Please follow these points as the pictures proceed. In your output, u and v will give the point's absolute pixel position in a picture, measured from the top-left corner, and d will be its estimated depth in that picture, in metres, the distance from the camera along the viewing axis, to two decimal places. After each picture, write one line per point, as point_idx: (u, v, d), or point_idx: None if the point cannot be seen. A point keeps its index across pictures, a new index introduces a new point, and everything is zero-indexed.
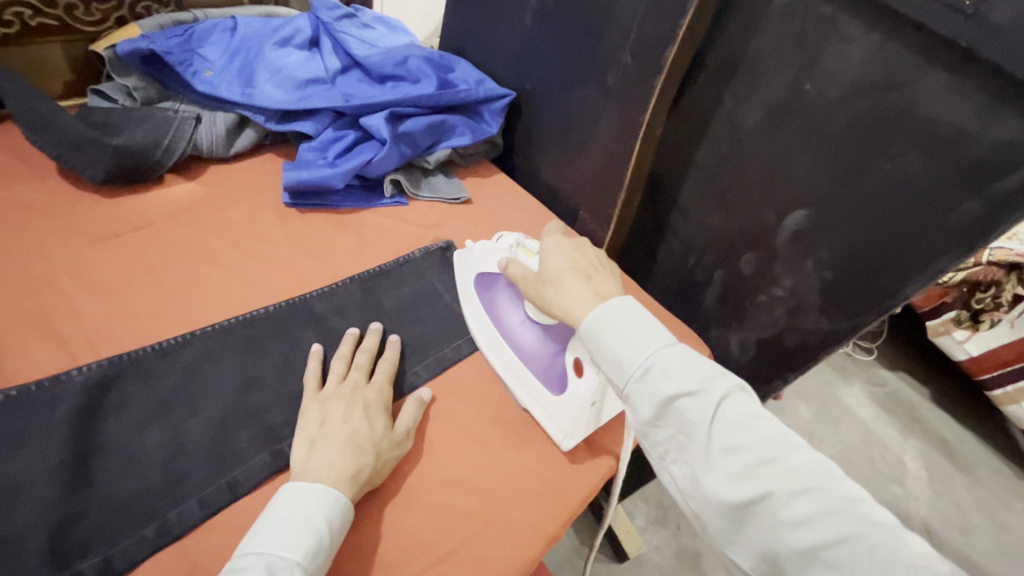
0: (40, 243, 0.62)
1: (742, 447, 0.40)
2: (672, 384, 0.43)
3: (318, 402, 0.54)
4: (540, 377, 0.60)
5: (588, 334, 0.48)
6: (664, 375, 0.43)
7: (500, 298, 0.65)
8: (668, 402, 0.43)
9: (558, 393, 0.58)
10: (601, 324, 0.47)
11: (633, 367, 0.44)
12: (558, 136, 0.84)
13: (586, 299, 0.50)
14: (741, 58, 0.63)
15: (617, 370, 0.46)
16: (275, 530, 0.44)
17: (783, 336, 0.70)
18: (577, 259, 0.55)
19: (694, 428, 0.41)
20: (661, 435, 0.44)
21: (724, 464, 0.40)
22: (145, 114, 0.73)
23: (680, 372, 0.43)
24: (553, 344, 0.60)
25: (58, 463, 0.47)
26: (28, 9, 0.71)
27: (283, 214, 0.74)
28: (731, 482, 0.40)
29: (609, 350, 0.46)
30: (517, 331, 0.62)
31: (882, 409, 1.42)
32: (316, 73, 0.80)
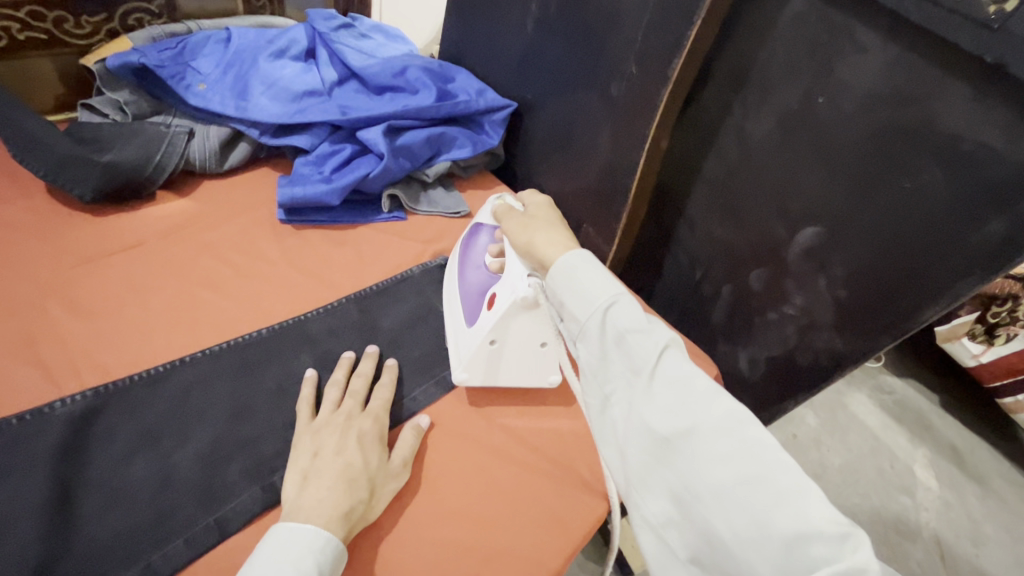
0: (26, 263, 0.60)
1: (683, 385, 0.40)
2: (631, 320, 0.43)
3: (311, 432, 0.52)
4: (463, 311, 0.62)
5: (559, 268, 0.48)
6: (624, 310, 0.43)
7: (475, 240, 0.66)
8: (622, 334, 0.42)
9: (470, 324, 0.61)
10: (573, 260, 0.47)
11: (594, 298, 0.44)
12: (560, 146, 0.82)
13: (561, 238, 0.52)
14: (751, 69, 0.60)
15: (577, 303, 0.45)
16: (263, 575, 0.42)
17: (795, 355, 0.67)
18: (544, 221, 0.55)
19: (640, 361, 0.41)
20: (606, 368, 0.43)
21: (661, 400, 0.40)
22: (137, 129, 0.71)
23: (637, 311, 0.43)
24: (485, 284, 0.61)
25: (39, 500, 0.45)
26: (16, 23, 0.69)
27: (278, 231, 0.72)
28: (664, 413, 0.39)
29: (572, 284, 0.46)
30: (469, 269, 0.64)
31: (893, 418, 1.39)
32: (311, 84, 0.78)
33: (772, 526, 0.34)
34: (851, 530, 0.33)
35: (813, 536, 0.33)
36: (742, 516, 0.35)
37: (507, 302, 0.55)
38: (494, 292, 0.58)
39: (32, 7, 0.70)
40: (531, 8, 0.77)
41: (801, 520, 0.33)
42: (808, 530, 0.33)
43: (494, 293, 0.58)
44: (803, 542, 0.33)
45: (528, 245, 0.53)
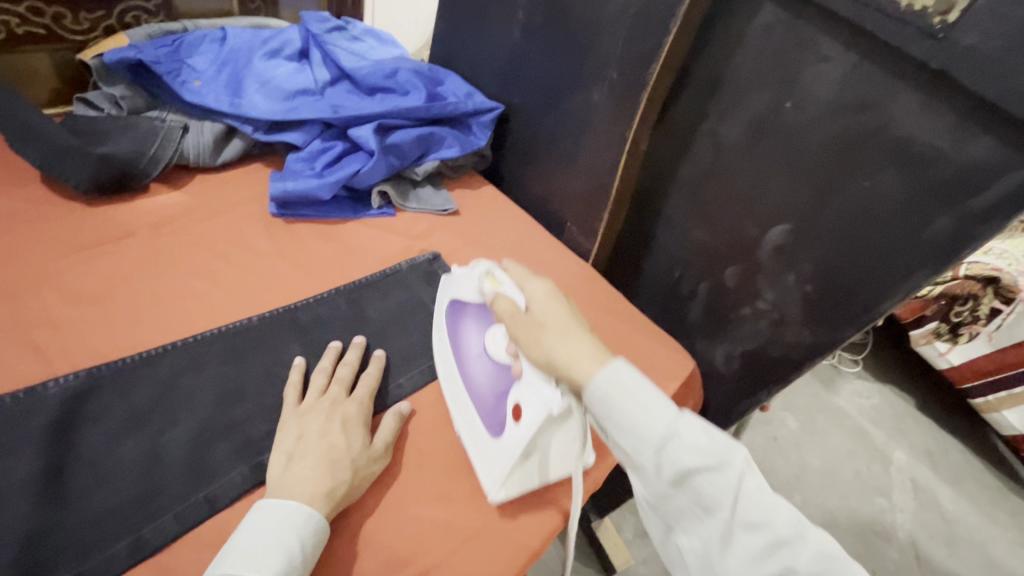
0: (21, 251, 0.62)
1: (760, 526, 0.42)
2: (694, 458, 0.43)
3: (297, 416, 0.54)
4: (479, 414, 0.57)
5: (603, 396, 0.46)
6: (686, 447, 0.43)
7: (465, 326, 0.61)
8: (690, 477, 0.43)
9: (494, 435, 0.54)
10: (617, 388, 0.46)
11: (655, 440, 0.44)
12: (545, 149, 0.85)
13: (582, 344, 0.49)
14: (724, 77, 0.64)
15: (632, 437, 0.45)
16: (248, 549, 0.44)
17: (766, 348, 0.71)
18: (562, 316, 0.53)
19: (713, 503, 0.42)
20: (678, 507, 0.45)
21: (741, 542, 0.42)
22: (132, 123, 0.73)
23: (701, 445, 0.43)
24: (500, 381, 0.57)
25: (31, 476, 0.46)
26: (14, 18, 0.71)
27: (269, 224, 0.74)
28: (747, 557, 0.42)
29: (621, 417, 0.45)
30: (472, 363, 0.59)
31: (869, 421, 1.43)
32: (304, 84, 0.81)
33: None
34: None
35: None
36: None
37: (540, 416, 0.50)
38: (518, 399, 0.53)
39: (30, 3, 0.71)
40: (518, 16, 0.80)
41: None
42: None
43: (518, 401, 0.53)
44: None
45: (551, 358, 0.50)
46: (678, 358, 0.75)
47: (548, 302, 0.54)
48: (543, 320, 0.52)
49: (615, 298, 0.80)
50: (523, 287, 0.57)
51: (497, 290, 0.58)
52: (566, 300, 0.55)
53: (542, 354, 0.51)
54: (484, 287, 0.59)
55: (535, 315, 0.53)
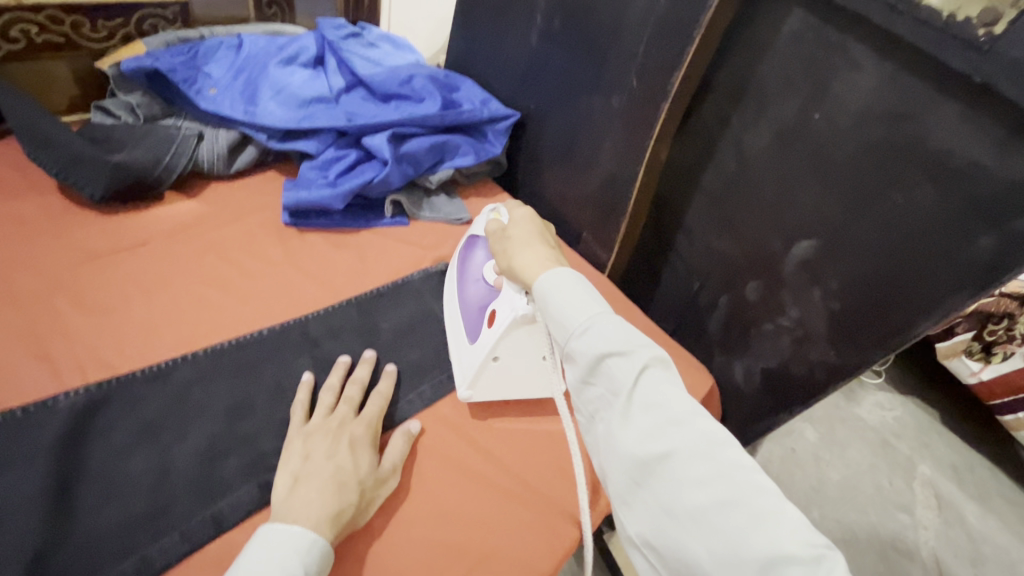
0: (36, 258, 0.62)
1: (658, 406, 0.40)
2: (608, 342, 0.43)
3: (304, 435, 0.53)
4: (465, 326, 0.62)
5: (541, 292, 0.48)
6: (600, 332, 0.43)
7: (473, 254, 0.65)
8: (601, 359, 0.43)
9: (471, 341, 0.60)
10: (555, 286, 0.47)
11: (577, 328, 0.44)
12: (562, 156, 0.84)
13: (538, 254, 0.53)
14: (749, 85, 0.62)
15: (560, 326, 0.46)
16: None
17: (789, 367, 0.68)
18: (535, 237, 0.56)
19: (618, 384, 0.41)
20: (587, 391, 0.44)
21: (639, 422, 0.40)
22: (147, 131, 0.73)
23: (616, 334, 0.43)
24: (483, 298, 0.61)
25: (39, 492, 0.46)
26: (35, 27, 0.71)
27: (282, 233, 0.73)
28: (642, 437, 0.40)
29: (554, 307, 0.46)
30: (468, 285, 0.63)
31: (892, 435, 1.39)
32: (319, 91, 0.80)
33: (748, 545, 0.35)
34: (821, 549, 0.34)
35: (784, 558, 0.33)
36: (717, 538, 0.35)
37: (506, 319, 0.55)
38: (494, 307, 0.58)
39: (50, 12, 0.71)
40: (535, 21, 0.78)
41: (766, 542, 0.34)
42: (781, 554, 0.34)
43: (494, 308, 0.58)
44: (776, 560, 0.34)
45: (513, 268, 0.53)
46: (696, 374, 0.74)
47: (524, 224, 0.58)
48: (516, 235, 0.56)
49: (631, 310, 0.79)
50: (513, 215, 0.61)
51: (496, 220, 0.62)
52: (546, 226, 0.58)
53: (509, 264, 0.54)
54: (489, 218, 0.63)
55: (510, 233, 0.57)
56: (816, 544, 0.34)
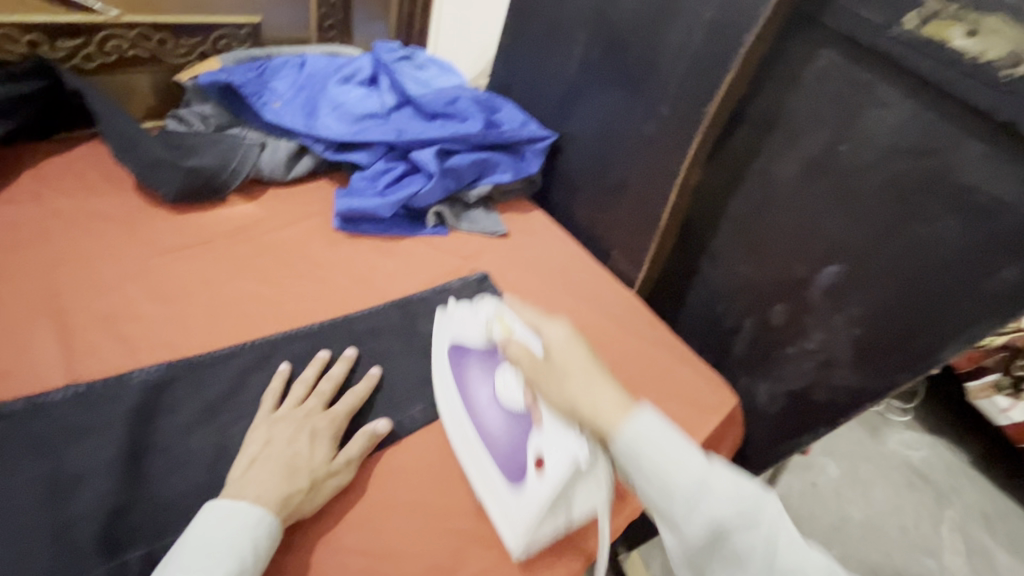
0: (114, 249, 0.67)
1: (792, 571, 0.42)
2: (724, 508, 0.44)
3: (269, 422, 0.54)
4: (497, 466, 0.55)
5: (629, 448, 0.47)
6: (715, 499, 0.44)
7: (470, 372, 0.61)
8: (723, 531, 0.44)
9: (513, 487, 0.53)
10: (649, 440, 0.47)
11: (682, 492, 0.45)
12: (595, 178, 0.88)
13: (605, 390, 0.52)
14: (779, 116, 0.65)
15: (661, 490, 0.46)
16: (199, 554, 0.44)
17: (811, 391, 0.70)
18: (581, 357, 0.55)
19: (750, 555, 0.43)
20: (706, 556, 0.45)
21: None
22: (217, 139, 0.79)
23: (732, 494, 0.44)
24: (513, 430, 0.56)
25: (113, 458, 0.50)
26: (126, 42, 0.79)
27: (331, 237, 0.78)
28: None
29: (648, 464, 0.46)
30: (484, 411, 0.58)
31: (918, 475, 1.36)
32: (372, 108, 0.87)
33: None
34: None
35: None
36: None
37: (565, 467, 0.50)
38: (539, 447, 0.53)
39: (142, 29, 0.79)
40: (576, 51, 0.84)
41: None
42: None
43: (540, 451, 0.52)
44: None
45: (573, 403, 0.52)
46: (719, 391, 0.75)
47: (565, 345, 0.56)
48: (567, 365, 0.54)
49: (658, 328, 0.81)
50: (540, 333, 0.59)
51: (508, 335, 0.61)
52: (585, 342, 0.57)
53: (557, 392, 0.53)
54: (494, 328, 0.62)
55: (554, 361, 0.55)
56: None
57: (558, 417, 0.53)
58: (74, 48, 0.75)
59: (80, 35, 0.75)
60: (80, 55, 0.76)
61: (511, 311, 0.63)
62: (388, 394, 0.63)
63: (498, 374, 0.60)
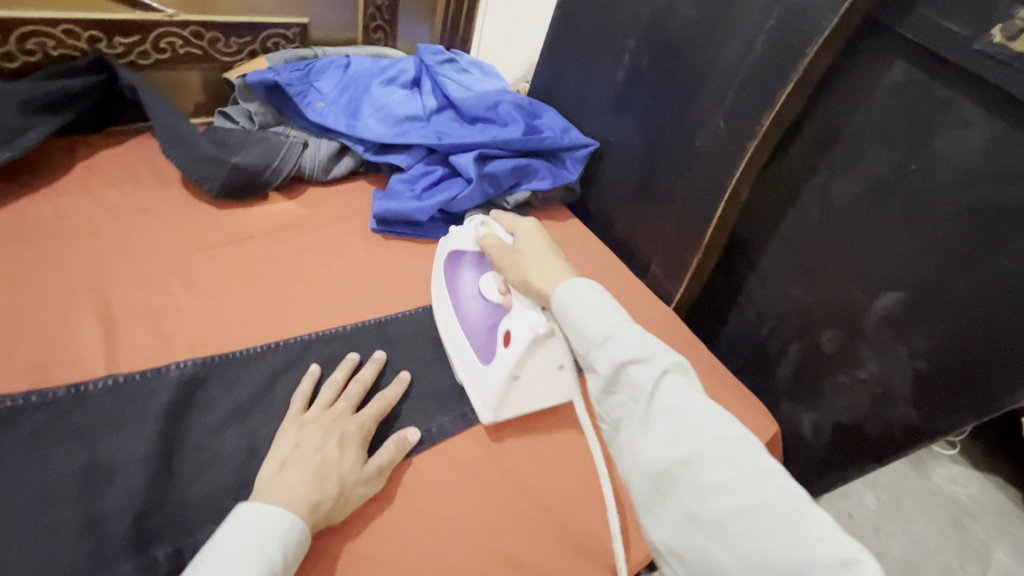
0: (159, 241, 0.68)
1: (677, 411, 0.40)
2: (625, 351, 0.43)
3: (298, 424, 0.53)
4: (474, 346, 0.63)
5: (561, 301, 0.49)
6: (620, 342, 0.44)
7: (461, 274, 0.67)
8: (621, 367, 0.43)
9: (485, 362, 0.61)
10: (575, 295, 0.49)
11: (594, 337, 0.45)
12: (636, 188, 0.85)
13: (554, 268, 0.54)
14: (842, 132, 0.61)
15: (580, 339, 0.47)
16: (229, 556, 0.42)
17: (863, 424, 0.65)
18: (541, 244, 0.58)
19: (638, 393, 0.42)
20: (609, 402, 0.44)
21: (658, 429, 0.41)
22: (261, 137, 0.80)
23: (634, 341, 0.44)
24: (490, 315, 0.62)
25: (146, 452, 0.50)
26: (179, 40, 0.80)
27: (368, 239, 0.78)
28: (661, 447, 0.40)
29: (571, 315, 0.48)
30: (467, 303, 0.64)
31: (965, 514, 1.28)
32: (414, 111, 0.86)
33: (773, 554, 0.34)
34: (851, 553, 0.33)
35: (810, 566, 0.33)
36: (741, 544, 0.35)
37: (526, 337, 0.56)
38: (508, 326, 0.58)
39: (196, 27, 0.80)
40: (625, 57, 0.81)
41: (782, 544, 0.34)
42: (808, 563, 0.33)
43: (508, 328, 0.58)
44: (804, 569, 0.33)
45: (526, 281, 0.55)
46: (760, 417, 0.71)
47: (530, 238, 0.59)
48: (527, 250, 0.57)
49: (697, 347, 0.78)
50: (513, 229, 0.62)
51: (489, 233, 0.63)
52: (549, 236, 0.60)
53: (514, 272, 0.57)
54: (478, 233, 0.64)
55: (518, 249, 0.58)
56: (843, 549, 0.33)
57: (523, 298, 0.57)
58: (130, 45, 0.77)
59: (137, 33, 0.77)
60: (136, 52, 0.78)
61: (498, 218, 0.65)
62: (420, 402, 0.62)
63: (482, 272, 0.65)
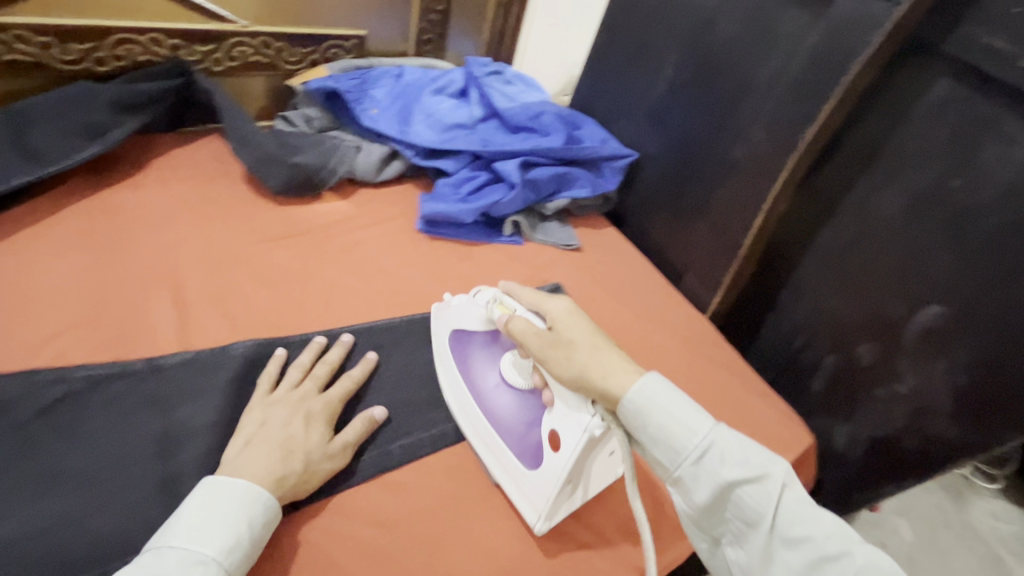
0: (224, 233, 0.73)
1: (799, 535, 0.43)
2: (732, 471, 0.45)
3: (264, 405, 0.55)
4: (511, 445, 0.57)
5: (632, 406, 0.49)
6: (722, 461, 0.46)
7: (475, 357, 0.63)
8: (729, 489, 0.45)
9: (530, 466, 0.55)
10: (650, 401, 0.48)
11: (689, 456, 0.47)
12: (673, 199, 0.87)
13: (612, 361, 0.52)
14: (882, 147, 0.62)
15: (671, 455, 0.48)
16: (195, 526, 0.44)
17: (900, 439, 0.65)
18: (586, 330, 0.55)
19: (756, 516, 0.44)
20: (720, 520, 0.47)
21: (783, 552, 0.44)
22: (318, 139, 0.85)
23: (737, 458, 0.46)
24: (524, 406, 0.59)
25: (214, 422, 0.55)
26: (250, 49, 0.86)
27: (413, 238, 0.82)
28: (794, 574, 0.43)
29: (657, 429, 0.48)
30: (492, 394, 0.60)
31: (1008, 552, 1.22)
32: (461, 119, 0.91)
33: None
34: None
35: None
36: None
37: (580, 440, 0.50)
38: (553, 426, 0.54)
39: (265, 37, 0.87)
40: (665, 71, 0.84)
41: None
42: None
43: (555, 428, 0.53)
44: None
45: (585, 376, 0.51)
46: (794, 427, 0.72)
47: (570, 321, 0.57)
48: (575, 340, 0.54)
49: (730, 356, 0.79)
50: (543, 310, 0.59)
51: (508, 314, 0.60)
52: (588, 316, 0.58)
53: (563, 364, 0.53)
54: (494, 312, 0.61)
55: (561, 336, 0.55)
56: None
57: (570, 395, 0.53)
58: (206, 52, 0.83)
59: (213, 41, 0.83)
60: (211, 59, 0.84)
61: (511, 295, 0.62)
62: None
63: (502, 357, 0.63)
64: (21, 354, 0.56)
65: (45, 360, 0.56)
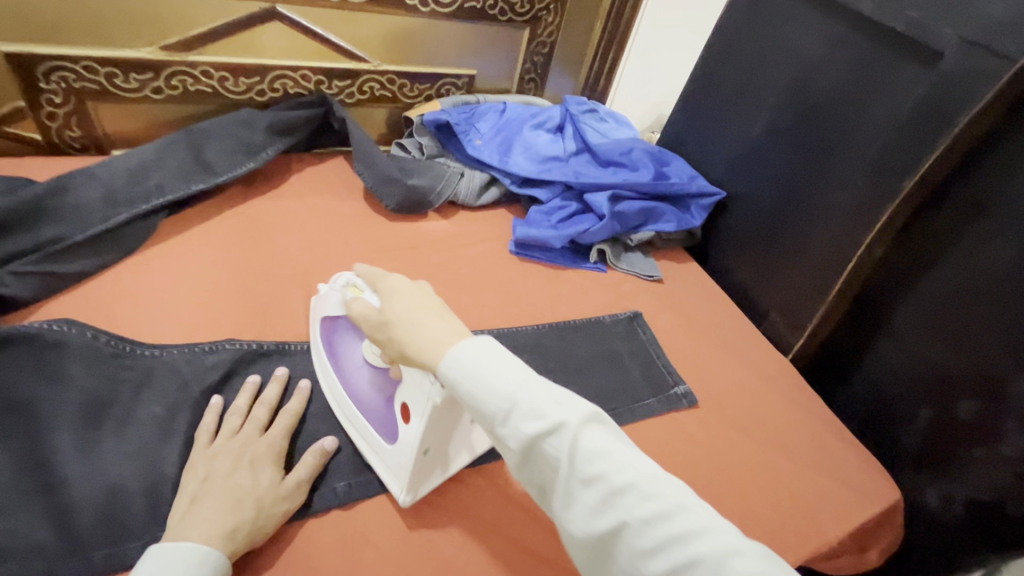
0: (344, 242, 0.84)
1: (597, 479, 0.41)
2: (535, 425, 0.42)
3: (205, 457, 0.54)
4: (375, 424, 0.59)
5: (450, 372, 0.45)
6: (524, 413, 0.43)
7: (341, 342, 0.64)
8: (535, 442, 0.42)
9: (390, 441, 0.57)
10: (460, 368, 0.45)
11: (496, 413, 0.43)
12: (760, 238, 0.88)
13: (434, 331, 0.48)
14: (994, 199, 0.61)
15: (479, 415, 0.45)
16: None
17: (1006, 501, 0.61)
18: (416, 302, 0.50)
19: (558, 464, 0.42)
20: (528, 471, 0.44)
21: (585, 497, 0.42)
22: (429, 165, 0.94)
23: (538, 405, 0.43)
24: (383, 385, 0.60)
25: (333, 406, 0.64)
26: (378, 84, 0.99)
27: (507, 258, 0.89)
28: (595, 518, 0.41)
29: (469, 392, 0.44)
30: (356, 375, 0.61)
31: None
32: (556, 152, 0.98)
33: None
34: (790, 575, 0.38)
35: None
36: None
37: (423, 414, 0.53)
38: (405, 402, 0.56)
39: (392, 75, 0.99)
40: (762, 115, 0.86)
41: None
42: None
43: (405, 402, 0.55)
44: None
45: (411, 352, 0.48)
46: (880, 480, 0.69)
47: (402, 295, 0.52)
48: (401, 315, 0.50)
49: (812, 398, 0.78)
50: (378, 286, 0.55)
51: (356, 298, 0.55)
52: (422, 287, 0.52)
53: (395, 342, 0.50)
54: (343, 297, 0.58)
55: (390, 314, 0.51)
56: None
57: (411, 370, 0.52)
58: (343, 87, 0.97)
59: (349, 78, 0.96)
60: (346, 93, 0.98)
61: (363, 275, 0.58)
62: None
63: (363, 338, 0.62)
64: (184, 329, 0.67)
65: (204, 336, 0.67)
